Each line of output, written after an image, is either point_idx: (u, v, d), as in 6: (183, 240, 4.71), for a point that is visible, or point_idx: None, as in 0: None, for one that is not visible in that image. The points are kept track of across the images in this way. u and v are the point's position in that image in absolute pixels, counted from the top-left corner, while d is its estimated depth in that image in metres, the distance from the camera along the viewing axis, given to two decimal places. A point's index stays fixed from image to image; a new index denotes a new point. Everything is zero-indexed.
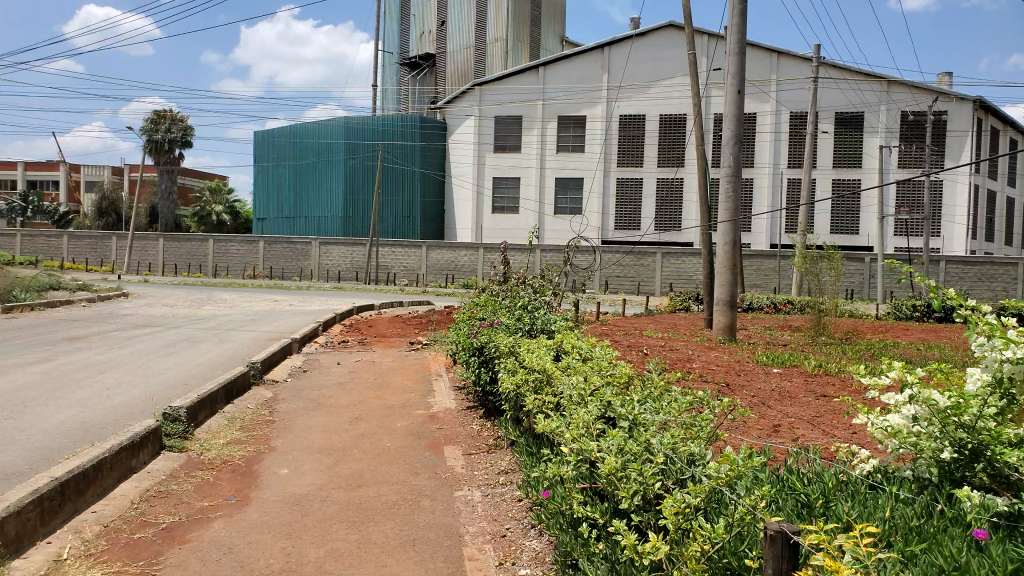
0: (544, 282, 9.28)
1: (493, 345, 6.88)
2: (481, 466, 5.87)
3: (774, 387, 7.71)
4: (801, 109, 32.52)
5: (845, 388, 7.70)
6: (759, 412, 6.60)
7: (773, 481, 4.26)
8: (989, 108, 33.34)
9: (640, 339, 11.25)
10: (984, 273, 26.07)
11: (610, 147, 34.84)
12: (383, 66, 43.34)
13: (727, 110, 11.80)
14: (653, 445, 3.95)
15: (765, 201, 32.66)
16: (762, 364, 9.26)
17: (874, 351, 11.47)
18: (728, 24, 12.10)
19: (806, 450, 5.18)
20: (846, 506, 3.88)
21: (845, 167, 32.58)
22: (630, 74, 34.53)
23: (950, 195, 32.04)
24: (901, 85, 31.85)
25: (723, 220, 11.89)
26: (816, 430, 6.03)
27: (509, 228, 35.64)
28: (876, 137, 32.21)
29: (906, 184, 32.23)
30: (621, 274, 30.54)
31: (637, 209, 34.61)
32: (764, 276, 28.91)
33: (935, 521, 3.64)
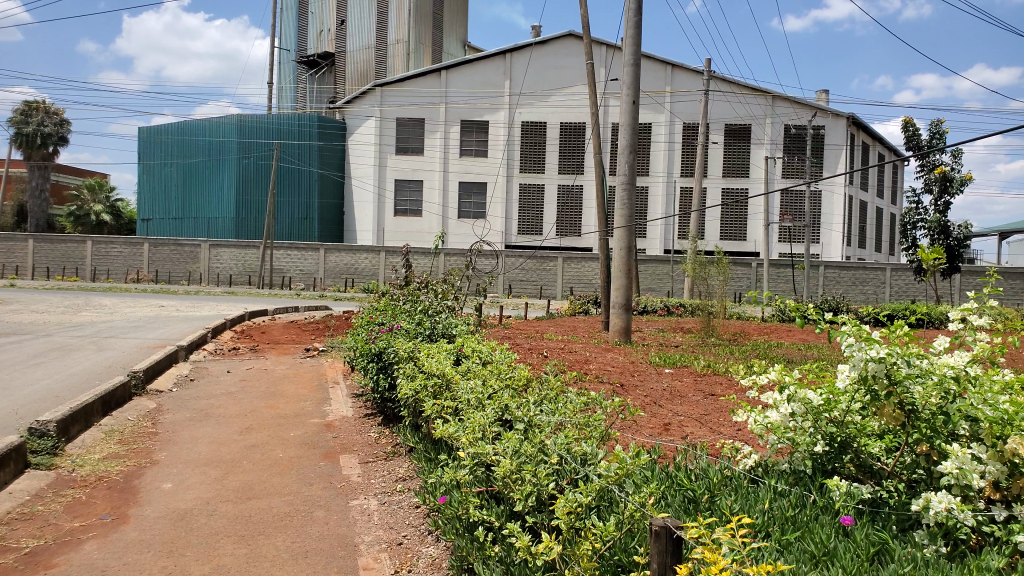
0: (445, 286, 9.25)
1: (392, 350, 6.80)
2: (379, 473, 5.79)
3: (665, 387, 7.99)
4: (694, 120, 33.88)
5: (730, 387, 8.07)
6: (650, 412, 6.83)
7: (662, 478, 4.40)
8: (862, 124, 35.78)
9: (541, 342, 11.40)
10: (858, 278, 27.89)
11: (512, 152, 35.17)
12: (279, 64, 42.09)
13: (622, 119, 12.13)
14: (547, 446, 4.02)
15: (659, 208, 33.78)
16: (655, 365, 9.59)
17: (759, 351, 12.11)
18: (624, 36, 12.39)
19: (695, 447, 5.38)
20: (730, 499, 4.06)
21: (733, 176, 34.14)
22: (530, 81, 34.97)
23: (828, 204, 34.11)
24: (784, 99, 33.75)
25: (619, 225, 12.22)
26: (704, 427, 6.29)
27: (410, 232, 35.35)
28: (762, 149, 33.92)
29: (789, 193, 34.12)
30: (523, 278, 30.78)
31: (539, 214, 35.09)
32: (658, 280, 29.91)
33: (808, 510, 3.87)
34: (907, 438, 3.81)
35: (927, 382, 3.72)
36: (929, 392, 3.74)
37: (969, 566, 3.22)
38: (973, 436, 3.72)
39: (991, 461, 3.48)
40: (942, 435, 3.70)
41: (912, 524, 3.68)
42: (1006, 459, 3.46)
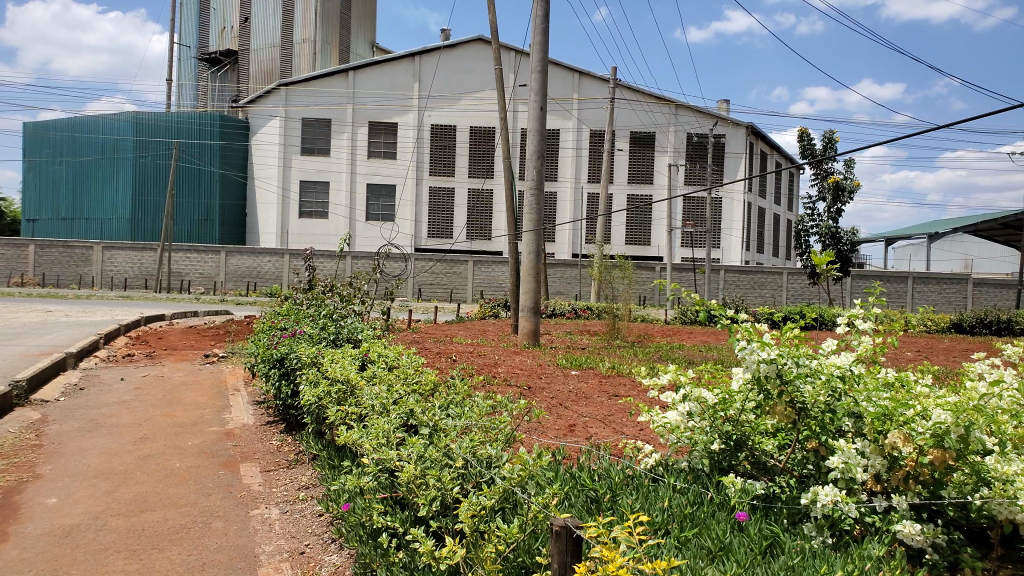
0: (351, 290, 9.11)
1: (294, 356, 6.67)
2: (281, 482, 5.66)
3: (572, 388, 8.16)
4: (600, 127, 34.63)
5: (633, 388, 8.31)
6: (556, 413, 6.95)
7: (565, 479, 4.49)
8: (760, 134, 37.49)
9: (450, 346, 11.39)
10: (756, 282, 29.09)
11: (422, 155, 35.01)
12: (179, 60, 40.43)
13: (530, 125, 12.27)
14: (453, 449, 4.04)
15: (567, 213, 34.38)
16: (562, 367, 9.76)
17: (662, 352, 12.50)
18: (532, 43, 12.54)
19: (598, 448, 5.52)
20: (631, 498, 4.17)
21: (638, 183, 35.13)
22: (440, 84, 34.89)
23: (728, 210, 35.57)
24: (686, 108, 34.96)
25: (528, 229, 12.34)
26: (607, 428, 6.46)
27: (317, 234, 34.64)
28: (665, 157, 35.03)
29: (691, 201, 35.37)
30: (434, 281, 30.60)
31: (449, 218, 35.04)
32: (567, 283, 30.38)
33: (706, 507, 4.04)
34: (797, 435, 4.05)
35: (815, 380, 3.94)
36: (819, 390, 3.93)
37: (852, 554, 3.48)
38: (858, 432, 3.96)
39: (871, 455, 3.77)
40: (829, 432, 3.94)
41: (802, 517, 3.93)
42: (885, 452, 3.75)
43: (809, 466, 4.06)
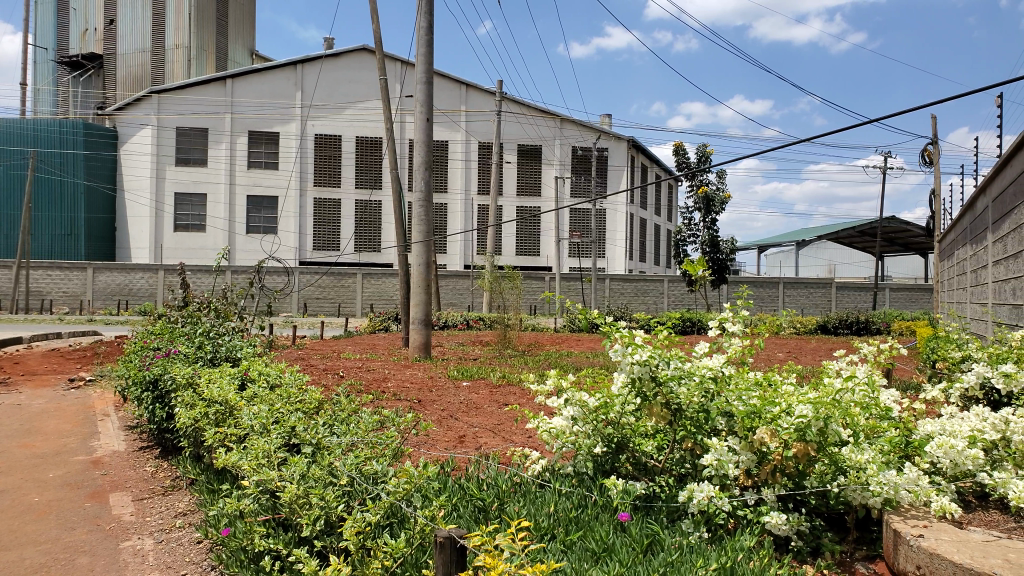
0: (231, 307, 8.79)
1: (168, 378, 6.37)
2: (156, 510, 5.38)
3: (462, 399, 8.19)
4: (488, 139, 34.94)
5: (522, 396, 8.44)
6: (446, 425, 6.95)
7: (453, 491, 4.50)
8: (641, 148, 38.96)
9: (337, 362, 11.15)
10: (640, 289, 30.07)
11: (306, 166, 34.17)
12: (36, 64, 37.75)
13: (417, 136, 12.20)
14: (336, 467, 3.98)
15: (457, 224, 34.46)
16: (453, 379, 9.76)
17: (552, 360, 12.75)
18: (416, 55, 12.48)
19: (487, 458, 5.57)
20: (518, 505, 4.25)
21: (527, 195, 35.68)
22: (323, 94, 34.16)
23: (612, 221, 36.67)
24: (571, 123, 35.86)
25: (417, 240, 12.26)
26: (496, 437, 6.53)
27: (193, 248, 33.15)
28: (552, 169, 35.79)
29: (577, 212, 36.26)
30: (321, 295, 29.84)
31: (336, 229, 34.32)
32: (459, 295, 30.42)
33: (590, 510, 4.17)
34: (674, 436, 4.27)
35: (689, 382, 4.14)
36: (692, 391, 4.14)
37: (726, 546, 3.71)
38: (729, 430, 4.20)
39: (742, 451, 4.00)
40: (703, 431, 4.16)
41: (679, 515, 4.15)
42: (755, 448, 3.99)
43: (686, 465, 4.29)
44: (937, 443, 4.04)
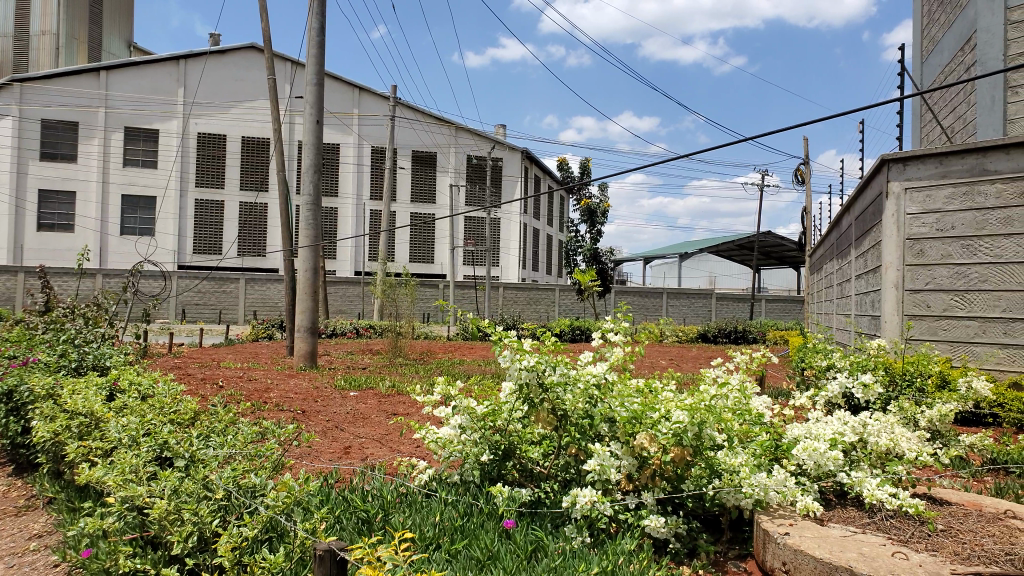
0: (98, 313, 8.26)
1: (25, 389, 5.91)
2: (7, 533, 4.97)
3: (349, 410, 8.01)
4: (381, 143, 34.54)
5: (410, 405, 8.35)
6: (331, 436, 6.80)
7: (335, 503, 4.40)
8: (535, 159, 39.60)
9: (217, 371, 10.67)
10: (532, 297, 30.42)
11: (187, 165, 32.60)
12: None
13: (306, 138, 11.88)
14: (212, 480, 3.79)
15: (349, 229, 33.84)
16: (340, 389, 9.52)
17: (443, 368, 12.70)
18: (307, 55, 12.16)
19: (373, 468, 5.48)
20: (403, 516, 4.20)
21: (421, 202, 35.41)
22: (206, 91, 32.74)
23: (507, 230, 37.02)
24: (465, 131, 36.05)
25: (304, 245, 11.92)
26: (383, 447, 6.44)
27: (57, 250, 31.14)
28: (446, 177, 35.81)
29: (472, 220, 36.41)
30: (200, 301, 28.49)
31: (218, 233, 32.93)
32: (348, 302, 29.81)
33: (475, 518, 4.18)
34: (560, 441, 4.37)
35: (574, 388, 4.25)
36: (577, 398, 4.25)
37: (607, 550, 3.81)
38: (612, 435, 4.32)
39: (625, 456, 4.14)
40: (587, 436, 4.27)
41: (563, 520, 4.22)
42: (636, 453, 4.13)
43: (571, 470, 4.39)
44: (801, 446, 4.31)
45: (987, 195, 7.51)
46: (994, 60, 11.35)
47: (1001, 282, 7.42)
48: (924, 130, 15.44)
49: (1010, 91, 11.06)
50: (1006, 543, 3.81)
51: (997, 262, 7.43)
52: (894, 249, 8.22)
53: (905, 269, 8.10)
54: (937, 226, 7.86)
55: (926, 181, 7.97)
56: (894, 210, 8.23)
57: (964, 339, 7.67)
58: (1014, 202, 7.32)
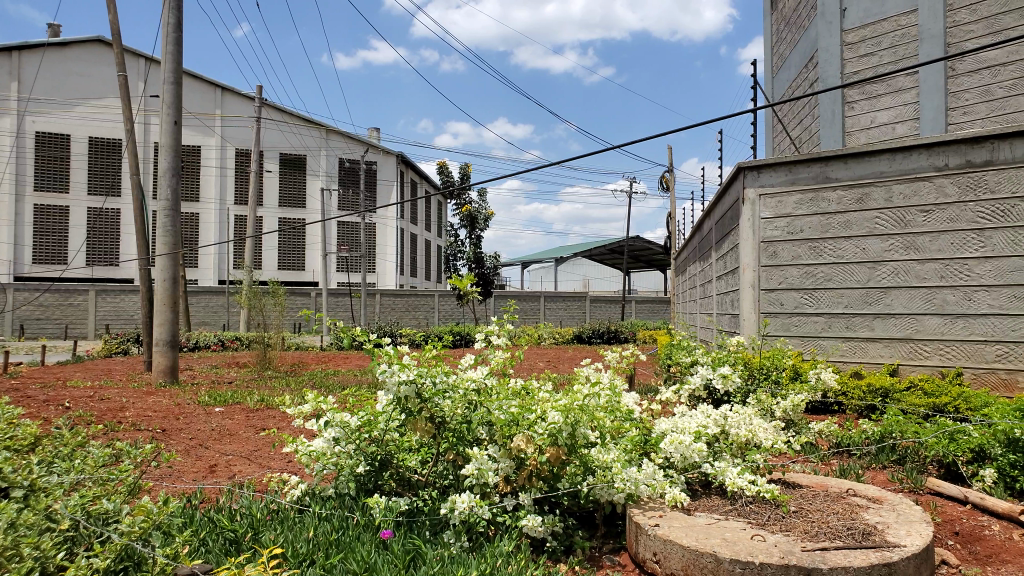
0: None
1: None
2: None
3: (214, 426, 7.60)
4: (246, 146, 33.14)
5: (282, 419, 8.03)
6: (195, 455, 6.41)
7: (199, 525, 4.13)
8: (409, 163, 39.27)
9: (62, 391, 9.83)
10: (409, 304, 30.02)
11: (24, 167, 29.98)
12: None
13: (162, 140, 11.20)
14: (56, 510, 3.45)
15: (211, 236, 32.30)
16: (204, 405, 8.99)
17: (315, 379, 12.30)
18: (163, 52, 11.47)
19: (241, 486, 5.20)
20: (273, 533, 4.01)
21: (290, 207, 34.29)
22: (45, 87, 30.23)
23: (382, 236, 36.53)
24: (336, 134, 35.26)
25: (162, 253, 11.21)
26: (252, 464, 6.14)
27: None
28: (317, 181, 34.86)
29: (345, 225, 35.64)
30: (43, 316, 26.22)
31: (63, 241, 30.58)
32: (213, 313, 28.35)
33: (350, 531, 4.04)
34: (439, 447, 4.32)
35: (454, 395, 4.20)
36: (456, 404, 4.20)
37: (485, 553, 3.79)
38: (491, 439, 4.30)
39: (502, 458, 4.18)
40: (465, 442, 4.24)
41: (441, 527, 4.16)
42: (513, 455, 4.17)
43: (450, 476, 4.36)
44: (670, 440, 4.48)
45: (830, 200, 8.12)
46: (833, 77, 12.30)
47: (841, 280, 8.07)
48: (776, 140, 16.56)
49: (848, 106, 12.04)
50: (849, 518, 4.13)
51: (838, 262, 8.08)
52: (750, 251, 8.72)
53: (760, 269, 8.62)
54: (787, 230, 8.42)
55: (777, 187, 8.49)
56: (750, 215, 8.71)
57: (813, 334, 8.27)
58: (852, 207, 7.97)
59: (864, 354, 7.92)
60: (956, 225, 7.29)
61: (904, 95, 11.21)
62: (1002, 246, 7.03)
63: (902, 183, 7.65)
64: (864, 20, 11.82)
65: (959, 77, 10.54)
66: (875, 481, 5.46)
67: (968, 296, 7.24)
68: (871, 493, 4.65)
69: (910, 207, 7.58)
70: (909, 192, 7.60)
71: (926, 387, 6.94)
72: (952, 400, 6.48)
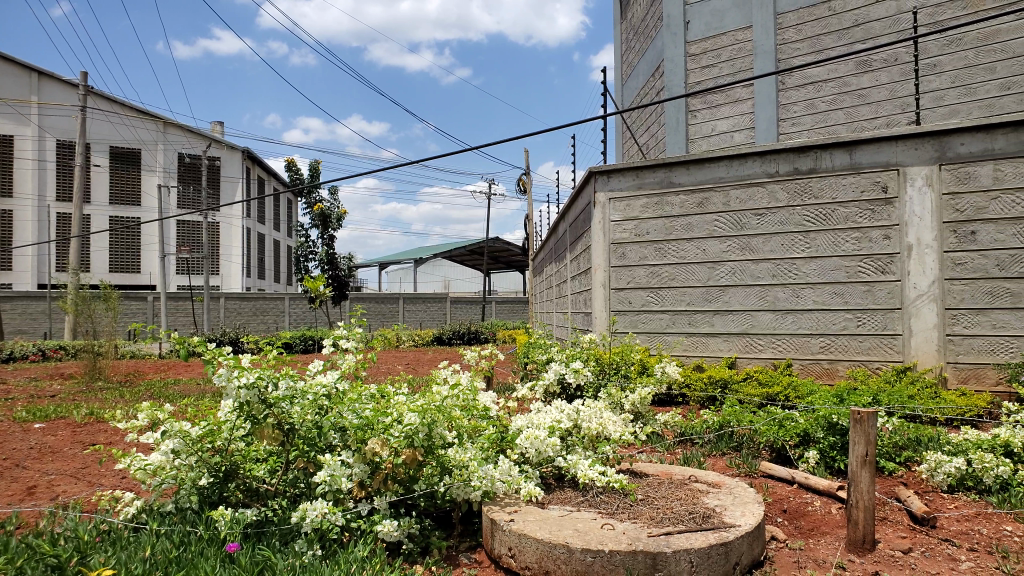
0: None
1: None
2: None
3: (34, 444, 6.94)
4: (69, 138, 30.49)
5: (114, 433, 7.44)
6: (10, 476, 5.81)
7: (15, 553, 3.74)
8: (257, 159, 37.61)
9: None
10: (258, 308, 28.65)
11: None
12: None
13: None
14: None
15: (28, 235, 29.56)
16: (21, 422, 8.17)
17: (151, 389, 11.51)
18: None
19: (66, 508, 4.77)
20: (105, 555, 3.70)
21: (122, 205, 31.94)
22: None
23: (227, 235, 34.81)
24: (175, 127, 33.11)
25: None
26: (79, 483, 5.65)
27: None
28: (153, 177, 32.64)
29: (185, 225, 33.63)
30: None
31: None
32: (32, 320, 25.79)
33: (193, 547, 3.80)
34: (288, 454, 4.16)
35: (302, 400, 4.07)
36: (305, 409, 4.08)
37: (339, 560, 3.70)
38: (343, 445, 4.20)
39: (357, 463, 4.08)
40: (316, 447, 4.12)
41: (292, 536, 4.01)
42: (367, 459, 4.10)
43: (301, 485, 4.23)
44: (525, 436, 4.57)
45: (674, 204, 8.60)
46: (677, 87, 12.93)
47: (684, 279, 8.56)
48: (625, 146, 17.31)
49: (690, 114, 12.75)
50: (691, 503, 4.40)
51: (681, 263, 8.57)
52: (601, 252, 9.07)
53: (611, 270, 8.98)
54: (636, 232, 8.83)
55: (626, 191, 8.88)
56: (601, 218, 9.05)
57: (659, 330, 8.72)
58: (694, 210, 8.50)
59: (705, 348, 8.44)
60: (784, 228, 7.96)
61: (741, 105, 12.07)
62: (823, 247, 7.75)
63: (738, 189, 8.23)
64: (705, 34, 12.58)
65: (788, 90, 11.53)
66: (715, 467, 5.86)
67: (795, 293, 7.92)
68: (710, 478, 4.98)
69: (745, 211, 8.19)
70: (744, 197, 8.20)
71: (759, 377, 7.51)
72: (781, 390, 7.06)
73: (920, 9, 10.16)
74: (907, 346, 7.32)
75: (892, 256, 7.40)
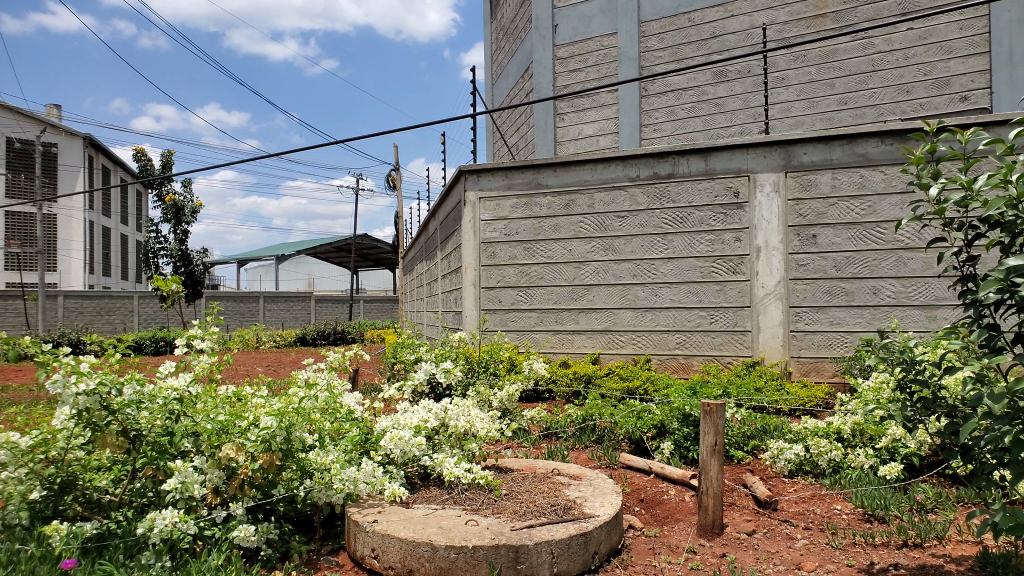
0: None
1: None
2: None
3: None
4: None
5: None
6: None
7: None
8: (101, 147, 34.93)
9: None
10: (102, 308, 26.60)
11: None
12: None
13: None
14: None
15: None
16: None
17: None
18: None
19: None
20: None
21: None
22: None
23: (66, 228, 32.09)
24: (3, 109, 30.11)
25: None
26: None
27: None
28: None
29: (15, 216, 30.72)
30: None
31: None
32: None
33: (20, 566, 3.48)
34: (134, 463, 3.91)
35: (150, 405, 3.86)
36: (153, 415, 3.87)
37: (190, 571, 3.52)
38: (196, 451, 4.01)
39: (210, 469, 3.90)
40: (165, 455, 3.90)
41: (138, 548, 3.78)
42: (223, 465, 3.93)
43: (149, 494, 3.99)
44: (389, 437, 4.55)
45: (541, 205, 8.81)
46: (546, 89, 13.23)
47: (551, 278, 8.80)
48: (495, 145, 17.51)
49: (558, 117, 13.09)
50: (553, 496, 4.54)
51: (548, 262, 8.80)
52: (471, 252, 9.16)
53: (480, 269, 9.10)
54: (504, 232, 8.98)
55: (495, 192, 9.01)
56: (471, 217, 9.14)
57: (527, 328, 8.91)
58: (560, 212, 8.75)
59: (571, 345, 8.71)
60: (645, 230, 8.35)
61: (606, 110, 12.53)
62: (679, 249, 8.21)
63: (602, 192, 8.56)
64: (573, 37, 12.94)
65: (650, 97, 12.10)
66: (579, 460, 6.07)
67: (655, 292, 8.33)
68: (572, 470, 5.16)
69: (608, 213, 8.53)
70: (608, 199, 8.54)
71: (621, 372, 7.84)
72: (641, 384, 7.42)
73: (770, 25, 10.93)
74: (756, 341, 7.90)
75: (742, 257, 7.95)
